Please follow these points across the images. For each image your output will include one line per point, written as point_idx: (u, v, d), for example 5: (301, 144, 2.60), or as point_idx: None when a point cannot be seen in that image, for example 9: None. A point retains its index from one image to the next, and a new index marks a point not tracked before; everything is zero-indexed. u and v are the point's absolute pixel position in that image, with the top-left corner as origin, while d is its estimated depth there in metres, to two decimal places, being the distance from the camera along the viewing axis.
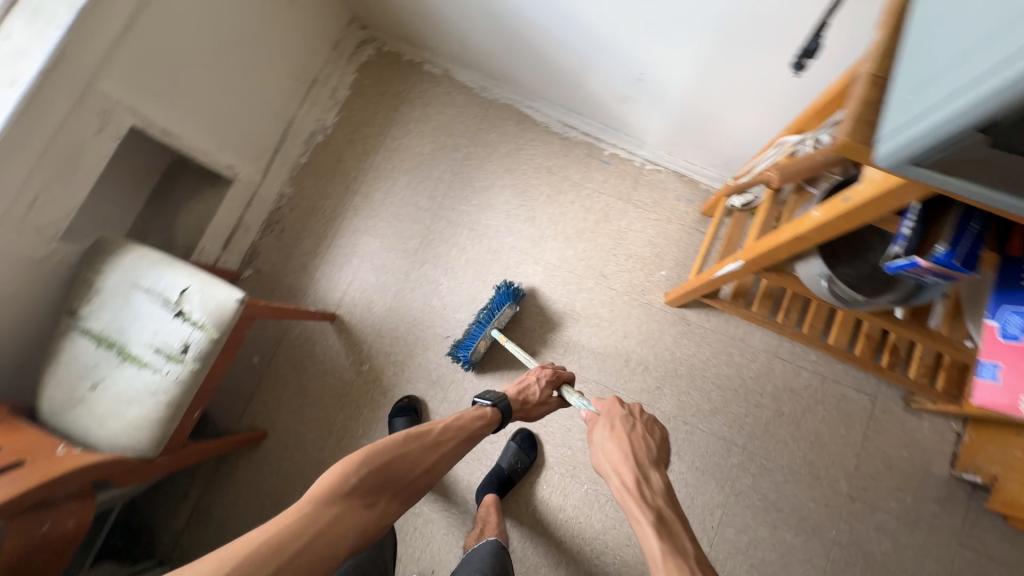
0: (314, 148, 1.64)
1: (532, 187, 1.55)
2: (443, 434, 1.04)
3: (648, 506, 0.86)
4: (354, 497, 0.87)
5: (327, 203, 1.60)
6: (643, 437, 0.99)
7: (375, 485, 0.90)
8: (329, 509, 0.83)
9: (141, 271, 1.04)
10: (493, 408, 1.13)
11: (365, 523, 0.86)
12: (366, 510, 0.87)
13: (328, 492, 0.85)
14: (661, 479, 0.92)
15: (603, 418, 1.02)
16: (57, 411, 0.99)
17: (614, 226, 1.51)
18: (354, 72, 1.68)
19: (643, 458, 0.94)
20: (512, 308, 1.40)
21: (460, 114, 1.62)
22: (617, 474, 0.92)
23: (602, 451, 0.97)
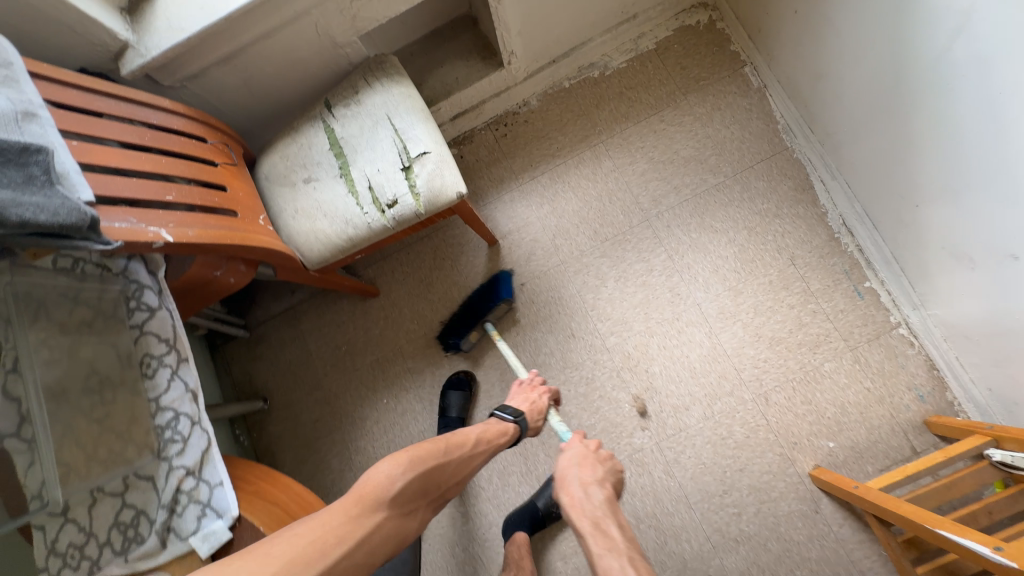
0: (584, 80, 1.49)
1: (762, 262, 1.32)
2: (475, 446, 0.93)
3: (596, 516, 0.86)
4: (396, 501, 0.75)
5: (559, 137, 1.48)
6: (588, 459, 0.98)
7: (415, 492, 0.79)
8: (373, 512, 0.72)
9: (400, 110, 1.01)
10: (513, 425, 1.04)
11: (400, 533, 0.75)
12: (403, 518, 0.76)
13: (373, 492, 0.74)
14: (588, 490, 0.91)
15: (583, 447, 1.01)
16: (269, 178, 1.04)
17: (816, 362, 1.25)
18: (674, 28, 1.47)
19: (589, 475, 0.94)
20: (507, 304, 1.35)
21: (746, 140, 1.38)
22: (565, 494, 0.91)
23: (564, 473, 0.95)
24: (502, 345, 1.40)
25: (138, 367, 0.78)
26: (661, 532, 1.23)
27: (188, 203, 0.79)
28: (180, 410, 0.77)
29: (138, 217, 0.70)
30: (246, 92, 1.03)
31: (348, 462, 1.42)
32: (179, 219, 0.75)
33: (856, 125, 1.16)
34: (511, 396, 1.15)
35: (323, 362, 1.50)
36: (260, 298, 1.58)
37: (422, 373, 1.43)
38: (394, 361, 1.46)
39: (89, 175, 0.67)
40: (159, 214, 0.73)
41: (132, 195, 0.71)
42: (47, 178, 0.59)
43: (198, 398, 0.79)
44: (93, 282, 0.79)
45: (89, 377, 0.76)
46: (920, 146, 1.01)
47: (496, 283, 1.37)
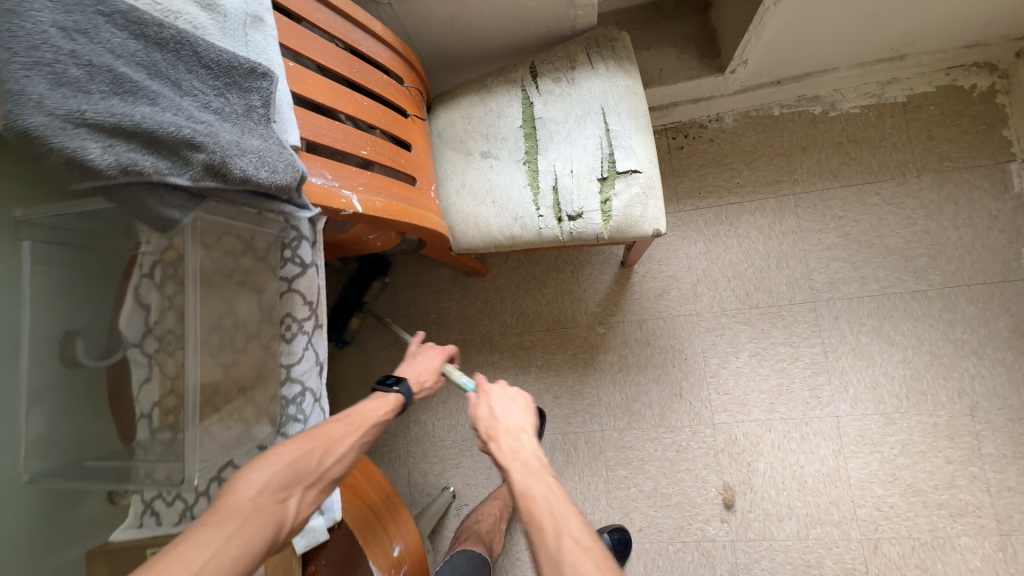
0: (800, 113, 1.24)
1: (934, 398, 1.11)
2: (350, 422, 0.72)
3: (556, 496, 0.64)
4: (265, 496, 0.59)
5: (744, 170, 1.26)
6: (479, 412, 0.79)
7: (289, 480, 0.62)
8: (238, 509, 0.57)
9: (618, 106, 0.83)
10: (394, 397, 0.79)
11: (279, 527, 0.59)
12: (279, 511, 0.60)
13: (229, 500, 0.57)
14: (520, 438, 0.74)
15: (499, 388, 0.82)
16: (441, 136, 0.90)
17: (952, 531, 1.08)
18: (940, 85, 1.17)
19: (481, 412, 0.78)
20: (380, 279, 1.38)
21: (974, 252, 1.13)
22: (496, 442, 0.74)
23: (484, 416, 0.78)
24: (598, 375, 1.28)
25: (275, 325, 0.70)
26: None
27: (378, 161, 0.66)
28: (306, 384, 0.70)
29: (333, 173, 0.59)
30: (448, 28, 0.87)
31: (404, 429, 1.38)
32: (368, 181, 0.63)
33: None
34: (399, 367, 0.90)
35: (407, 322, 1.43)
36: None
37: (504, 372, 1.34)
38: (478, 349, 1.36)
39: (297, 108, 0.56)
40: (352, 172, 0.61)
41: (330, 143, 0.60)
42: (265, 112, 0.49)
43: (324, 372, 0.73)
44: (250, 218, 0.67)
45: (223, 321, 0.67)
46: None
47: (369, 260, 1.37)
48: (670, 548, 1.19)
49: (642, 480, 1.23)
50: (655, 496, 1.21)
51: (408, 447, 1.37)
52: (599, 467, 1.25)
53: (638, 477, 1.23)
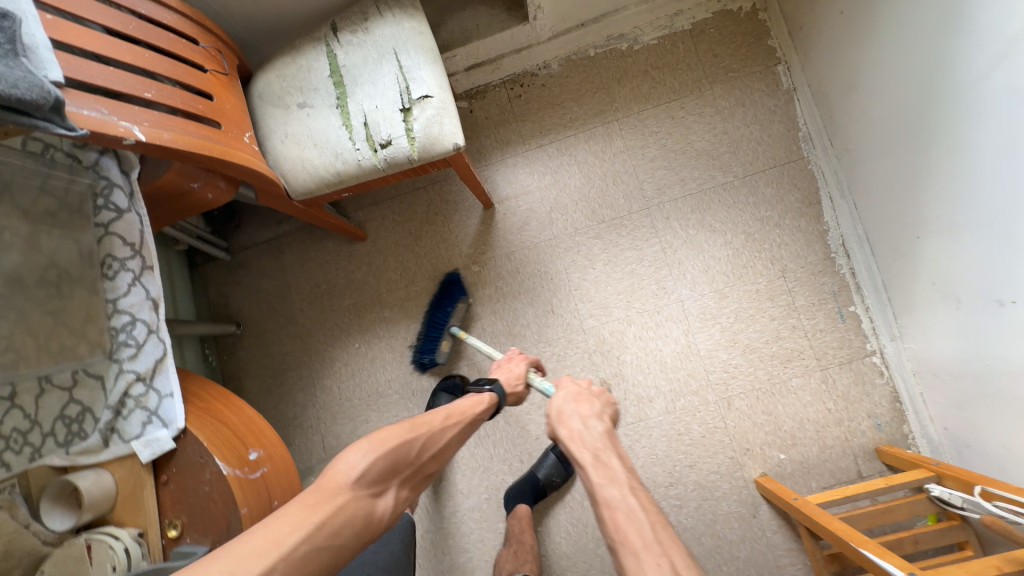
0: (612, 50, 1.42)
1: (754, 269, 1.30)
2: (449, 416, 0.88)
3: (644, 506, 0.69)
4: (361, 486, 0.70)
5: (575, 106, 1.42)
6: (564, 401, 0.91)
7: (384, 471, 0.74)
8: (335, 497, 0.67)
9: (408, 46, 0.95)
10: (489, 393, 0.98)
11: (371, 515, 0.69)
12: (372, 501, 0.70)
13: (331, 480, 0.68)
14: (590, 423, 0.85)
15: (571, 381, 0.98)
16: (262, 96, 0.99)
17: (785, 376, 1.26)
18: (715, 11, 1.39)
19: (560, 407, 0.90)
20: (464, 301, 1.35)
21: (763, 143, 1.34)
22: (563, 430, 0.85)
23: (552, 408, 0.90)
24: (481, 310, 1.40)
25: (98, 266, 0.76)
26: None
27: (169, 104, 0.75)
28: (138, 316, 0.76)
29: (110, 108, 0.66)
30: None
31: (312, 398, 1.44)
32: (155, 118, 0.71)
33: (876, 145, 1.12)
34: (496, 371, 1.08)
35: (301, 298, 1.49)
36: (245, 223, 1.54)
37: (397, 324, 1.43)
38: (370, 308, 1.45)
39: (61, 53, 0.63)
40: (134, 110, 0.69)
41: (108, 85, 0.67)
42: (10, 48, 0.56)
43: (159, 308, 0.77)
44: (62, 170, 0.76)
45: (47, 268, 0.75)
46: (936, 175, 0.97)
47: (448, 287, 1.38)
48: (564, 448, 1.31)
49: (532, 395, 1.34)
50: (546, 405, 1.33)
51: (318, 414, 1.43)
52: None
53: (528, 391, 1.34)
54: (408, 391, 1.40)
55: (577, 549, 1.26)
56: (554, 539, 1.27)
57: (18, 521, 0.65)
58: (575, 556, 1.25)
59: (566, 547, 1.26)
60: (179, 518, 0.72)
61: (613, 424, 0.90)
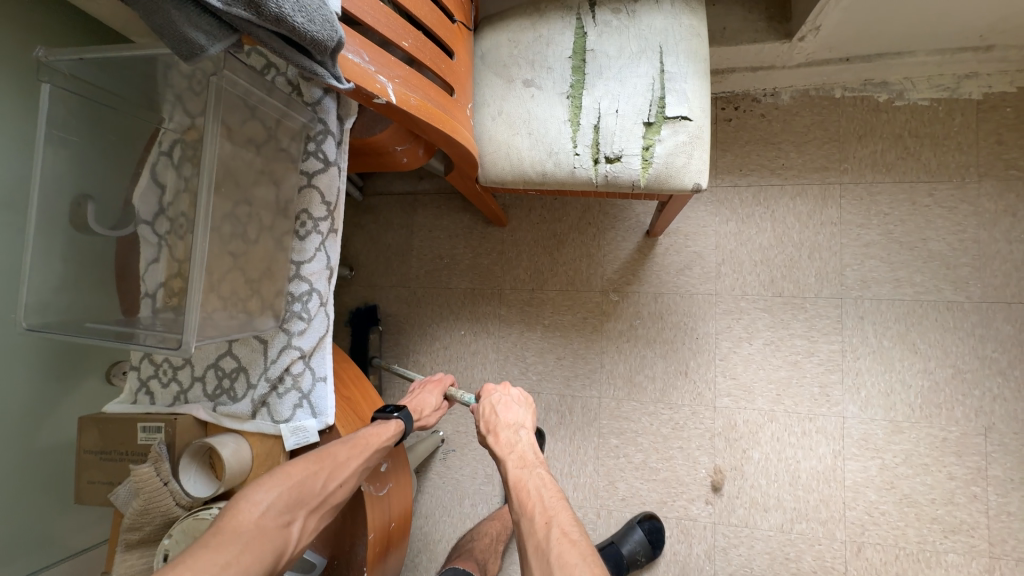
0: (864, 99, 1.15)
1: (949, 413, 1.07)
2: (358, 444, 0.65)
3: (552, 499, 0.70)
4: (267, 524, 0.56)
5: (792, 151, 1.18)
6: (496, 405, 0.87)
7: (296, 501, 0.59)
8: (245, 537, 0.54)
9: (678, 48, 0.77)
10: (397, 421, 0.71)
11: (279, 553, 0.56)
12: (280, 538, 0.56)
13: (234, 521, 0.55)
14: (518, 432, 0.82)
15: (500, 391, 0.90)
16: (484, 58, 0.85)
17: (939, 547, 1.06)
18: (1022, 87, 1.08)
19: (482, 426, 0.85)
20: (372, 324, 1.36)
21: (1022, 269, 1.06)
22: (516, 468, 0.76)
23: (482, 418, 0.86)
24: (605, 343, 1.26)
25: (293, 220, 0.68)
26: None
27: (419, 59, 0.62)
28: (315, 286, 0.68)
29: (370, 56, 0.55)
30: None
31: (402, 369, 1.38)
32: (405, 75, 0.59)
33: None
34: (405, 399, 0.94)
35: (418, 263, 1.41)
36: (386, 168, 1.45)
37: (510, 326, 1.32)
38: (487, 299, 1.34)
39: None
40: (390, 62, 0.57)
41: (373, 25, 0.56)
42: None
43: (334, 279, 0.70)
44: (280, 100, 0.64)
45: (239, 206, 0.64)
46: None
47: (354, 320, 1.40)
48: None
49: (631, 452, 1.22)
50: (643, 469, 1.20)
51: (403, 387, 1.37)
52: (592, 433, 1.24)
53: (629, 447, 1.22)
54: None
55: None
56: None
57: (160, 477, 0.60)
58: None
59: None
60: None
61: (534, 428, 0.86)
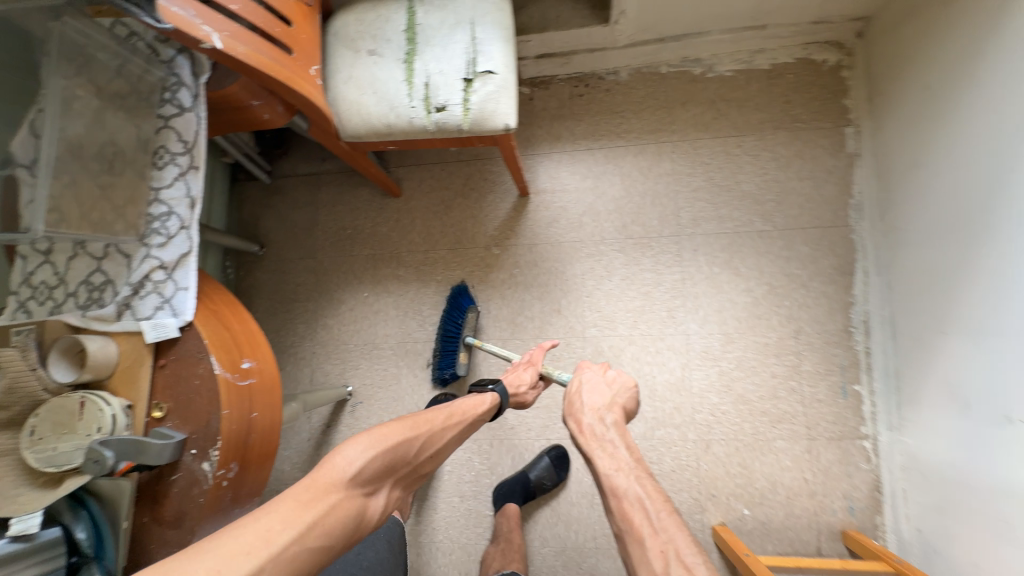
0: (683, 73, 1.40)
1: (767, 322, 1.28)
2: (450, 417, 0.90)
3: (652, 507, 0.76)
4: (355, 485, 0.71)
5: (633, 118, 1.41)
6: (604, 389, 0.98)
7: (381, 470, 0.75)
8: (328, 495, 0.67)
9: (486, 20, 0.97)
10: (494, 395, 0.99)
11: (360, 516, 0.69)
12: (364, 501, 0.71)
13: (325, 476, 0.69)
14: (604, 421, 0.91)
15: (593, 371, 1.02)
16: (336, 35, 1.02)
17: (769, 435, 1.24)
18: (798, 58, 1.36)
19: (593, 409, 0.93)
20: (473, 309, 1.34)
21: (812, 200, 1.31)
22: (614, 470, 0.82)
23: (585, 400, 0.95)
24: (491, 291, 1.42)
25: (152, 154, 0.81)
26: (555, 514, 1.28)
27: (251, 21, 0.78)
28: (174, 209, 0.80)
29: (196, 11, 0.70)
30: None
31: (311, 333, 1.49)
32: (234, 31, 0.75)
33: (923, 229, 1.08)
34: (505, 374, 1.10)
35: (324, 236, 1.54)
36: (292, 152, 1.59)
37: (407, 284, 1.46)
38: (387, 262, 1.48)
39: None
40: (217, 18, 0.73)
41: None
42: None
43: (194, 207, 0.81)
44: (140, 59, 0.80)
45: (105, 144, 0.77)
46: (977, 274, 0.94)
47: (454, 300, 1.36)
48: (535, 445, 1.32)
49: None
50: None
51: (313, 349, 1.48)
52: (482, 372, 1.38)
53: None
54: (401, 350, 1.43)
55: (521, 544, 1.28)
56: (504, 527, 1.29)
57: (27, 364, 0.71)
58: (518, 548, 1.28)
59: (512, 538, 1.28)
60: (166, 402, 0.76)
61: (624, 416, 0.96)
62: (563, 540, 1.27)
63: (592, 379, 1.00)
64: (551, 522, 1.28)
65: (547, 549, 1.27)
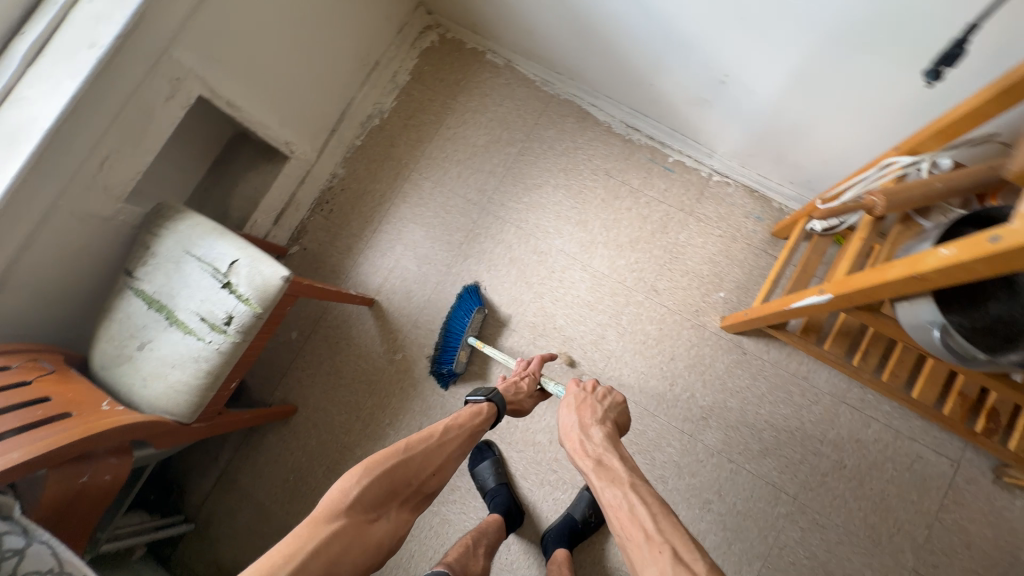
0: (370, 131, 1.62)
1: (587, 189, 1.47)
2: (445, 432, 0.94)
3: (647, 500, 0.80)
4: (357, 511, 0.79)
5: (376, 187, 1.59)
6: (591, 403, 1.01)
7: (382, 497, 0.83)
8: (332, 522, 0.76)
9: (195, 239, 1.04)
10: (487, 404, 1.03)
11: (371, 544, 0.79)
12: (368, 526, 0.80)
13: (330, 506, 0.78)
14: (592, 433, 0.94)
15: (581, 390, 1.05)
16: (105, 366, 1.02)
17: (673, 239, 1.40)
18: (417, 56, 1.65)
19: (450, 432, 0.95)
20: (482, 310, 1.39)
21: (520, 108, 1.56)
22: (589, 470, 0.88)
23: (564, 421, 0.99)
24: (429, 381, 1.43)
25: None
26: (646, 452, 1.28)
27: (14, 426, 0.80)
28: None
29: None
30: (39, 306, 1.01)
31: None
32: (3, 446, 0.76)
33: (577, 55, 1.36)
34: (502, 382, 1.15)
35: (279, 504, 1.43)
36: (187, 482, 1.48)
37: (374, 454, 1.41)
38: (343, 458, 1.43)
39: None
40: None
41: None
42: None
43: None
44: None
45: None
46: (618, 43, 1.20)
47: (460, 297, 1.40)
48: None
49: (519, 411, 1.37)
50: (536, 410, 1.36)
51: None
52: (490, 435, 1.36)
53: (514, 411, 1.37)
54: None
55: None
56: None
57: None
58: None
59: None
60: None
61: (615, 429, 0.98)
62: (672, 459, 1.26)
63: (575, 400, 1.02)
64: (650, 460, 1.27)
65: (672, 479, 1.25)
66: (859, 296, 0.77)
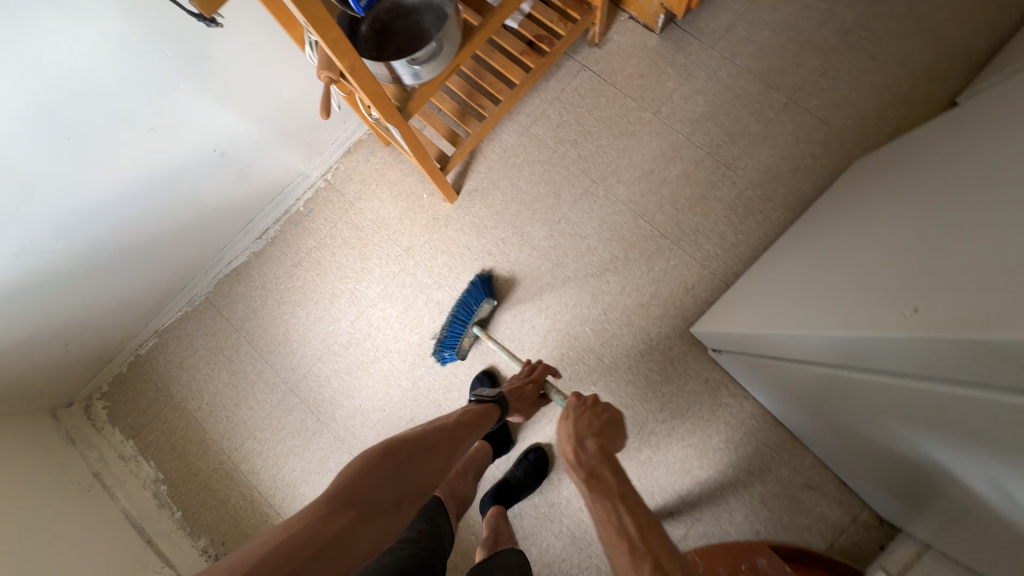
0: (171, 496, 1.48)
1: (304, 284, 1.55)
2: (452, 428, 0.93)
3: (639, 519, 0.71)
4: (371, 492, 0.74)
5: (234, 502, 1.45)
6: (588, 414, 0.95)
7: (400, 482, 0.78)
8: (349, 509, 0.69)
9: None
10: (495, 403, 1.06)
11: (382, 535, 0.71)
12: (386, 511, 0.74)
13: (347, 488, 0.72)
14: (586, 442, 0.88)
15: (575, 400, 0.99)
16: None
17: (370, 223, 1.56)
18: (115, 426, 1.54)
19: (449, 427, 0.93)
20: (489, 300, 1.36)
21: (207, 329, 1.56)
22: (574, 476, 0.83)
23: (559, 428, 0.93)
24: None
25: None
26: (542, 288, 1.44)
27: None
28: None
29: None
30: None
31: None
32: None
33: (167, 265, 1.41)
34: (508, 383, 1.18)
35: None
36: None
37: None
38: None
39: None
40: None
41: None
42: None
43: None
44: None
45: None
46: (163, 228, 1.28)
47: (472, 287, 1.39)
48: (513, 343, 1.42)
49: None
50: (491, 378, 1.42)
51: None
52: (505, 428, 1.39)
53: None
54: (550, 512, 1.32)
55: (582, 290, 1.42)
56: (587, 312, 1.41)
57: None
58: (588, 290, 1.42)
59: (587, 300, 1.41)
60: None
61: (608, 441, 0.92)
62: (551, 267, 1.44)
63: (573, 407, 0.96)
64: (550, 286, 1.43)
65: (566, 272, 1.43)
66: (386, 109, 0.97)
